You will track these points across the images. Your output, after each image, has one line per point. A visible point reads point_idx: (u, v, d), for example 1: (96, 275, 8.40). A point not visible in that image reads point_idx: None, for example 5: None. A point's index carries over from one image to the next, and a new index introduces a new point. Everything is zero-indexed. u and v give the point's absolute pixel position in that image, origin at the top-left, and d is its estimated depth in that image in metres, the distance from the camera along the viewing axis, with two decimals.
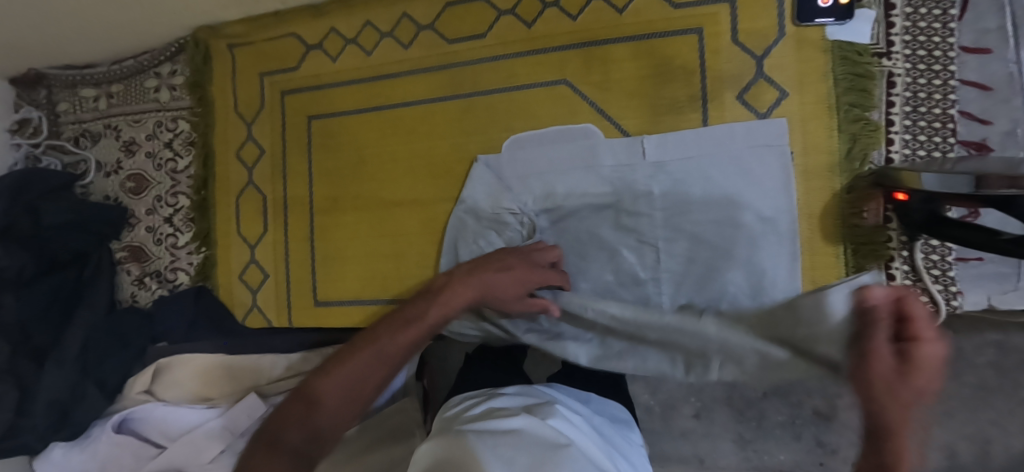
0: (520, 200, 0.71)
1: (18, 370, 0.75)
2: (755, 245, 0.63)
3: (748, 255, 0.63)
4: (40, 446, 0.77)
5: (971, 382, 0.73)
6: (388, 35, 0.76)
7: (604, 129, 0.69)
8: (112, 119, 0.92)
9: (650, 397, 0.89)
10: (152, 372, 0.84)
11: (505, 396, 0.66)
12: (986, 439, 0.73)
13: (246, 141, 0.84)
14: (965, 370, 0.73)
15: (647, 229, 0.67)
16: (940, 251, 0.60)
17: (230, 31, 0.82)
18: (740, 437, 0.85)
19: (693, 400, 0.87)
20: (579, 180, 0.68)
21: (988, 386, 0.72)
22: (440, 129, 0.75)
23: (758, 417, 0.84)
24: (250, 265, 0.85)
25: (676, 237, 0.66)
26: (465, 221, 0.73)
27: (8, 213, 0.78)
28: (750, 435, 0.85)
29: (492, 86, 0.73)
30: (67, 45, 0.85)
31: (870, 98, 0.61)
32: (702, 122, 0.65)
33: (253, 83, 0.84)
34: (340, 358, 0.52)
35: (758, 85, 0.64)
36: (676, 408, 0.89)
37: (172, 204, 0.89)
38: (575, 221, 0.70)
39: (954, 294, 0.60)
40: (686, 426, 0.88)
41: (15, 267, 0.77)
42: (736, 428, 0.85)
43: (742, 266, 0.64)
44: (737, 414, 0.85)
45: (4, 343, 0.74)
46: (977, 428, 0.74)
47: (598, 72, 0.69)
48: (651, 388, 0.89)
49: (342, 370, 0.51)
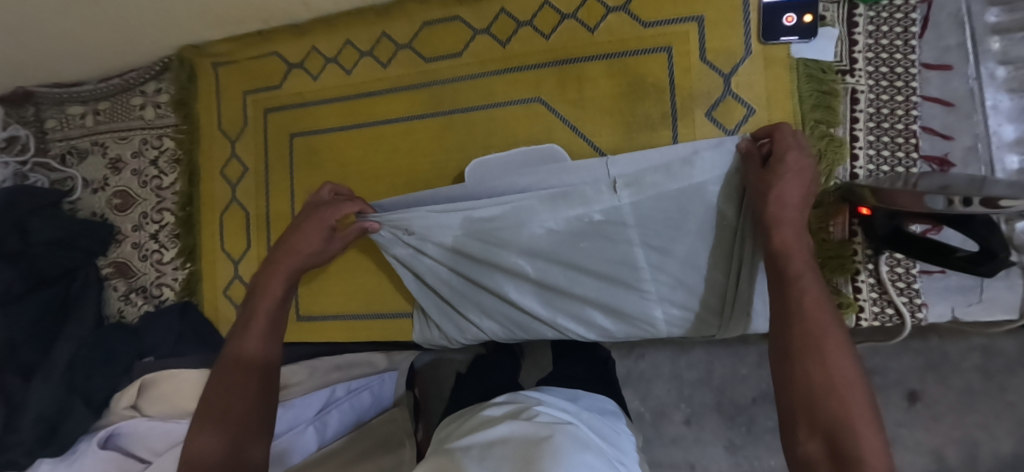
0: (473, 205, 0.67)
1: (6, 385, 0.77)
2: (693, 242, 0.63)
3: (688, 250, 0.64)
4: (27, 462, 0.77)
5: (956, 385, 0.75)
6: (367, 54, 0.78)
7: (579, 146, 0.71)
8: (99, 137, 0.93)
9: (642, 403, 0.99)
10: (138, 387, 0.84)
11: (496, 405, 0.68)
12: (974, 441, 0.75)
13: (231, 159, 0.85)
14: (952, 374, 0.76)
15: (612, 230, 0.63)
16: (905, 264, 0.60)
17: (214, 50, 0.84)
18: (731, 443, 0.93)
19: (683, 407, 0.95)
20: (529, 183, 0.66)
21: (974, 389, 0.75)
22: (420, 146, 0.76)
23: (748, 422, 0.92)
24: (234, 282, 0.84)
25: (637, 233, 0.63)
26: (412, 222, 0.69)
27: None
28: (740, 441, 0.93)
29: (469, 104, 0.74)
30: (53, 66, 0.87)
31: (835, 115, 0.63)
32: (673, 138, 0.68)
33: (236, 102, 0.85)
34: (239, 338, 0.61)
35: (727, 102, 0.66)
36: (667, 415, 0.97)
37: (157, 220, 0.89)
38: (521, 217, 0.65)
39: (919, 306, 0.61)
40: (677, 431, 0.96)
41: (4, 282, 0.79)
42: (727, 434, 0.93)
43: (678, 259, 0.64)
44: (727, 420, 0.93)
45: None
46: (965, 430, 0.75)
47: (573, 90, 0.71)
48: (641, 395, 0.99)
49: (247, 339, 0.61)
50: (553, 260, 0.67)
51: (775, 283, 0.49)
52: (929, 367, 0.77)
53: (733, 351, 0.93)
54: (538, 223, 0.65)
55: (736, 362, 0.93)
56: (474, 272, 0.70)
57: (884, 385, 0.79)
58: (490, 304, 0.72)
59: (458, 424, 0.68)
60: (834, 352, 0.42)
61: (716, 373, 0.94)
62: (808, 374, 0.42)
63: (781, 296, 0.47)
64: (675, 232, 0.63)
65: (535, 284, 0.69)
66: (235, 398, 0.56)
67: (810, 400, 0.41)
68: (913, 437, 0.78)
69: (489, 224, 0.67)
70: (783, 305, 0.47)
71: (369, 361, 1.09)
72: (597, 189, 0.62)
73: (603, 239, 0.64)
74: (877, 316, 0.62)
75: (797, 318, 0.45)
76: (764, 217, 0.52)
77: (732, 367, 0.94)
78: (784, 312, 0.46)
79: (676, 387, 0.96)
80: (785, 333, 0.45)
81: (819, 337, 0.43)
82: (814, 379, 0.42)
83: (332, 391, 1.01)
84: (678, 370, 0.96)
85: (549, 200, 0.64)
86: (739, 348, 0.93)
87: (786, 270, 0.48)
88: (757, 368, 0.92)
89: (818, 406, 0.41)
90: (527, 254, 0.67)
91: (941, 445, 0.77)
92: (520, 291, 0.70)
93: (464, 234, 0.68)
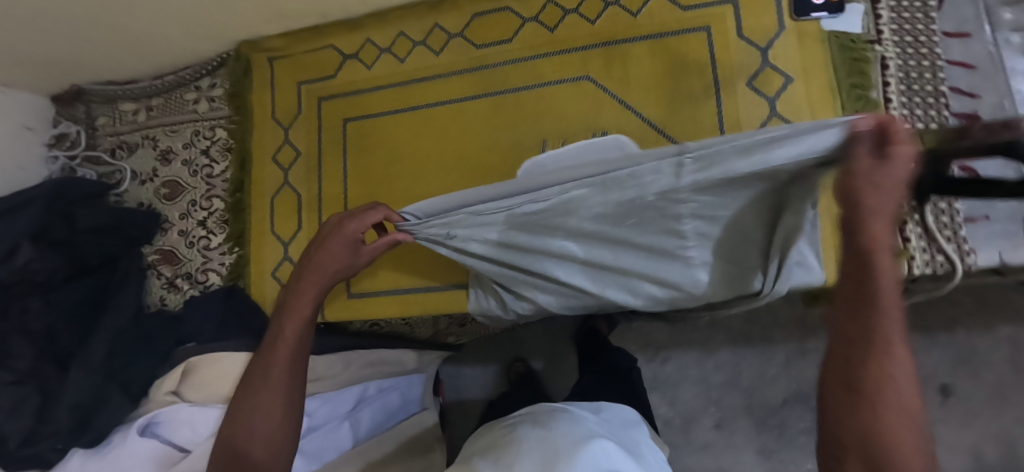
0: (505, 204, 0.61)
1: (42, 375, 0.79)
2: (746, 208, 0.58)
3: (739, 218, 0.59)
4: (55, 457, 0.78)
5: (987, 379, 0.84)
6: (420, 44, 0.83)
7: (627, 118, 0.75)
8: (150, 131, 0.96)
9: (669, 408, 1.05)
10: (182, 371, 0.83)
11: (518, 415, 0.74)
12: (1010, 437, 0.83)
13: (283, 145, 0.87)
14: (982, 367, 0.85)
15: (660, 211, 0.58)
16: (948, 212, 0.65)
17: (270, 44, 0.88)
18: (764, 447, 0.99)
19: (713, 411, 1.02)
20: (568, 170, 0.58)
21: (1005, 383, 0.84)
22: (473, 125, 0.80)
23: (780, 425, 0.99)
24: (284, 263, 0.85)
25: (689, 207, 0.58)
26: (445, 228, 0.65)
27: (42, 219, 0.83)
28: (773, 445, 0.99)
29: (519, 84, 0.79)
30: (114, 62, 0.91)
31: (869, 79, 0.68)
32: (717, 107, 0.72)
33: (289, 92, 0.88)
34: (254, 380, 0.65)
35: (765, 73, 0.71)
36: (696, 420, 1.03)
37: (206, 207, 0.90)
38: (562, 211, 0.59)
39: (967, 252, 0.64)
40: (707, 437, 1.02)
41: (47, 270, 0.81)
42: (759, 439, 0.99)
43: (725, 225, 0.60)
44: (758, 422, 1.00)
45: (31, 346, 0.78)
46: (999, 426, 0.83)
47: (619, 69, 0.75)
48: (668, 400, 1.05)
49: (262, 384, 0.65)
50: (599, 240, 0.64)
51: (850, 308, 0.37)
52: (959, 359, 0.86)
53: (759, 350, 1.01)
54: (585, 211, 0.58)
55: (764, 362, 1.01)
56: (521, 262, 0.68)
57: (922, 378, 0.87)
58: (543, 284, 0.71)
59: (486, 430, 0.76)
60: (902, 387, 0.36)
61: (744, 374, 1.02)
62: (876, 420, 0.35)
63: (851, 328, 0.37)
64: (737, 203, 0.56)
65: (581, 264, 0.66)
66: (259, 441, 0.62)
67: (867, 440, 0.35)
68: (951, 435, 0.85)
69: (529, 221, 0.62)
70: (850, 333, 0.37)
71: (399, 360, 1.07)
72: (659, 173, 0.51)
73: (644, 214, 0.58)
74: (928, 264, 0.65)
75: (880, 355, 0.36)
76: (852, 208, 0.36)
77: (760, 368, 1.01)
78: (861, 343, 0.36)
79: (704, 390, 1.04)
80: (853, 366, 0.37)
81: (892, 382, 0.35)
82: (880, 424, 0.35)
83: (366, 387, 1.01)
84: (705, 373, 1.04)
85: (601, 188, 0.55)
86: (764, 347, 1.01)
87: (874, 301, 0.36)
88: (786, 367, 1.00)
89: (872, 447, 0.35)
90: (573, 240, 0.64)
91: (976, 443, 0.84)
92: (569, 270, 0.68)
93: (505, 230, 0.64)
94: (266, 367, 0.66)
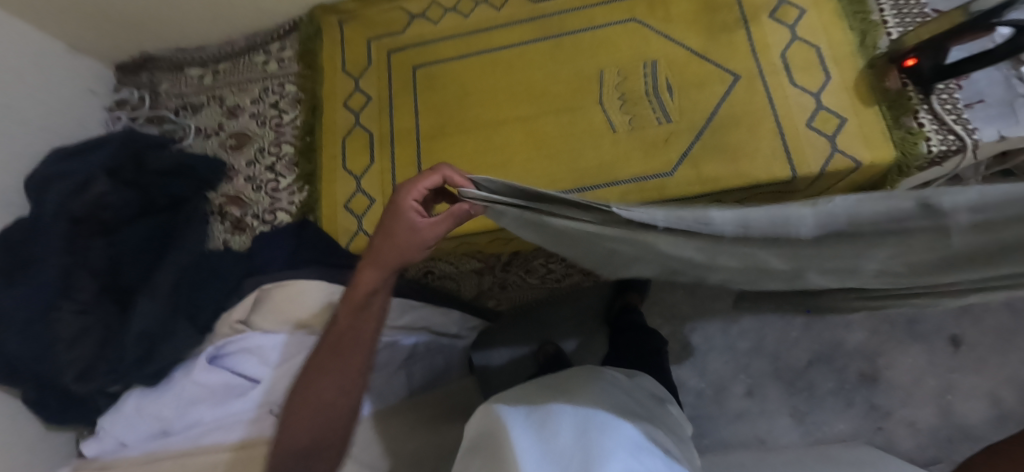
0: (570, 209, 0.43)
1: (103, 310, 0.77)
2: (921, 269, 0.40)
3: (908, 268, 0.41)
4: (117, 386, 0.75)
5: (990, 325, 0.92)
6: (483, 2, 0.95)
7: (672, 47, 0.87)
8: (217, 91, 1.01)
9: (700, 380, 0.98)
10: (253, 300, 0.81)
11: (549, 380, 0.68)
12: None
13: (354, 92, 0.95)
14: (984, 314, 0.93)
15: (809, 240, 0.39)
16: (950, 101, 0.78)
17: (343, 8, 0.98)
18: (796, 411, 0.94)
19: (743, 378, 0.97)
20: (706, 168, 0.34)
21: (1007, 327, 0.92)
22: (535, 63, 0.91)
23: (808, 386, 0.95)
24: (357, 194, 0.89)
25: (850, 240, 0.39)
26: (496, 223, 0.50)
27: (114, 158, 0.84)
28: (805, 407, 0.94)
29: (576, 28, 0.91)
30: (191, 25, 0.99)
31: (866, 7, 0.83)
32: (747, 33, 0.85)
33: (360, 47, 0.97)
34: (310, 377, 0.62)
35: (784, 7, 0.86)
36: (727, 389, 0.97)
37: (275, 153, 0.95)
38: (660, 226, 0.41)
39: (973, 131, 0.75)
40: (740, 405, 0.96)
41: (117, 205, 0.81)
42: (789, 402, 0.95)
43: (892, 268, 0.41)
44: (788, 386, 0.95)
45: (95, 282, 0.77)
46: (1012, 370, 0.90)
47: (661, 11, 0.89)
48: (699, 371, 0.99)
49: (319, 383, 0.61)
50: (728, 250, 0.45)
51: None
52: (963, 311, 0.94)
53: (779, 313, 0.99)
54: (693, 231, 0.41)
55: (786, 325, 0.98)
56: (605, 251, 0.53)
57: (929, 332, 0.94)
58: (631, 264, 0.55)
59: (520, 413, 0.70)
60: None
61: (768, 340, 0.98)
62: None
63: None
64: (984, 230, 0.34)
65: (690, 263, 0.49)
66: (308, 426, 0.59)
67: None
68: (968, 382, 0.91)
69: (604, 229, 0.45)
70: None
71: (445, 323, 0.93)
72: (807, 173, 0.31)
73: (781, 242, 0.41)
74: (943, 143, 0.76)
75: None
76: None
77: (782, 331, 0.98)
78: None
79: (732, 359, 0.98)
80: None
81: None
82: None
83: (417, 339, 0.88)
84: (731, 341, 0.99)
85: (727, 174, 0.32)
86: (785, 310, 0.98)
87: None
88: (807, 330, 0.97)
89: None
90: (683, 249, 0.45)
91: (995, 387, 0.90)
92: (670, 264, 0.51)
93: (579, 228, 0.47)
94: (323, 366, 0.61)
